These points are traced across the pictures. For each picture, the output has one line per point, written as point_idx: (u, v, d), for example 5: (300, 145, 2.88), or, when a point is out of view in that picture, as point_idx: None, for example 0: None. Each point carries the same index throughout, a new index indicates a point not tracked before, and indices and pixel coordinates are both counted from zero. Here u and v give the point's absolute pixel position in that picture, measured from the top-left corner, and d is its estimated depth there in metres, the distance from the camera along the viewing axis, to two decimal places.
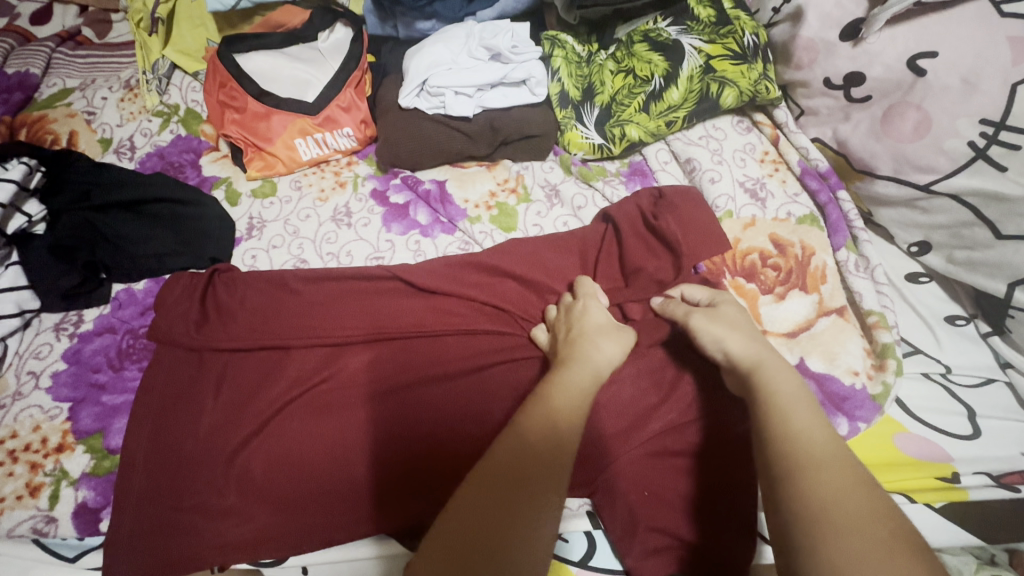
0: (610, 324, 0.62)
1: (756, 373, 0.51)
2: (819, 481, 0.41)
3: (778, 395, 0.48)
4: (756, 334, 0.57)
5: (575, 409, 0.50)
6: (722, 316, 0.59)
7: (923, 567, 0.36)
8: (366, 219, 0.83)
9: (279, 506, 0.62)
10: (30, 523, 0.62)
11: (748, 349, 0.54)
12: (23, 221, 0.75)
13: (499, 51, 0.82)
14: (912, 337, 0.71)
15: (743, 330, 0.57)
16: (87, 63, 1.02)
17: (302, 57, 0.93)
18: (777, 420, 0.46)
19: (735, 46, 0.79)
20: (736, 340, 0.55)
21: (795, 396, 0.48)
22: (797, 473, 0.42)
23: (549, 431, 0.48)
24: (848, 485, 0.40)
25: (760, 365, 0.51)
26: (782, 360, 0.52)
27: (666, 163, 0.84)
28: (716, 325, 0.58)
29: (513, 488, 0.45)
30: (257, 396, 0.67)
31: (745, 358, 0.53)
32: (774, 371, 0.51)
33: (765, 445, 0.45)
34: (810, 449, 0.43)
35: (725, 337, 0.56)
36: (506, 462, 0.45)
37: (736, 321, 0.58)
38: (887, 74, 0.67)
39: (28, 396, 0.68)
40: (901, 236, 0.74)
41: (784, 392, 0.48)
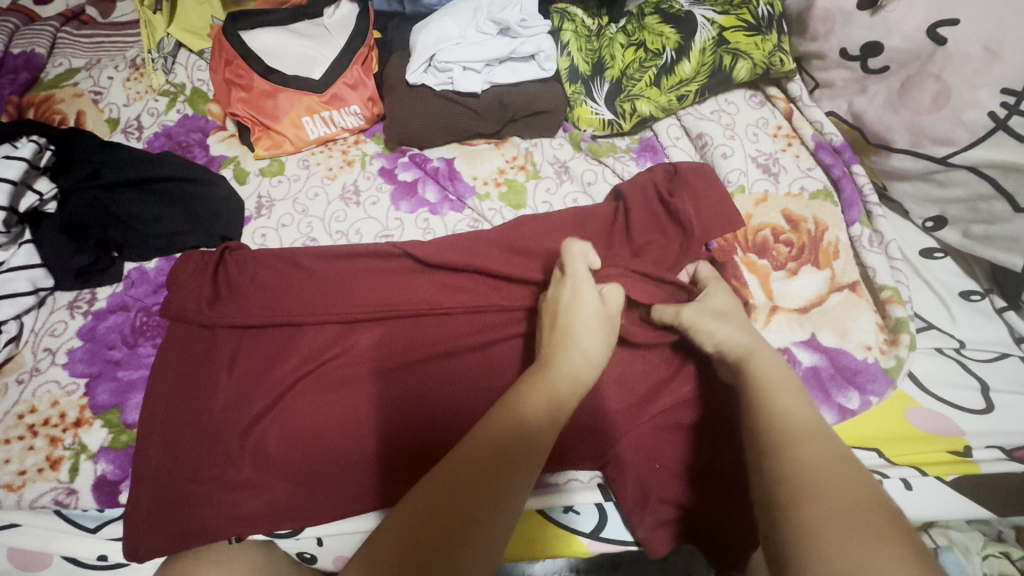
0: (598, 320, 0.56)
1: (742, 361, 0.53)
2: (800, 451, 0.41)
3: (763, 378, 0.49)
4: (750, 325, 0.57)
5: (559, 405, 0.49)
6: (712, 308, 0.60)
7: (893, 528, 0.35)
8: (374, 197, 0.83)
9: (292, 478, 0.63)
10: (52, 495, 0.62)
11: (739, 338, 0.55)
12: (34, 199, 0.74)
13: (508, 25, 0.81)
14: (926, 313, 0.70)
15: (735, 320, 0.58)
16: (92, 42, 1.02)
17: (309, 34, 0.92)
18: (763, 405, 0.46)
19: (749, 17, 0.78)
20: (727, 332, 0.56)
21: (778, 382, 0.48)
22: (780, 449, 0.42)
23: (536, 418, 0.47)
24: (830, 453, 0.40)
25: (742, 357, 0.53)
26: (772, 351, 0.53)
27: (677, 138, 0.82)
28: (706, 318, 0.59)
29: (495, 470, 0.44)
30: (271, 370, 0.67)
31: (733, 347, 0.55)
32: (763, 359, 0.51)
33: (753, 427, 0.45)
34: (789, 424, 0.43)
35: (717, 330, 0.57)
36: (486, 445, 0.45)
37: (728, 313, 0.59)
38: (906, 43, 0.66)
39: (45, 371, 0.69)
40: (915, 211, 0.73)
41: (768, 376, 0.49)
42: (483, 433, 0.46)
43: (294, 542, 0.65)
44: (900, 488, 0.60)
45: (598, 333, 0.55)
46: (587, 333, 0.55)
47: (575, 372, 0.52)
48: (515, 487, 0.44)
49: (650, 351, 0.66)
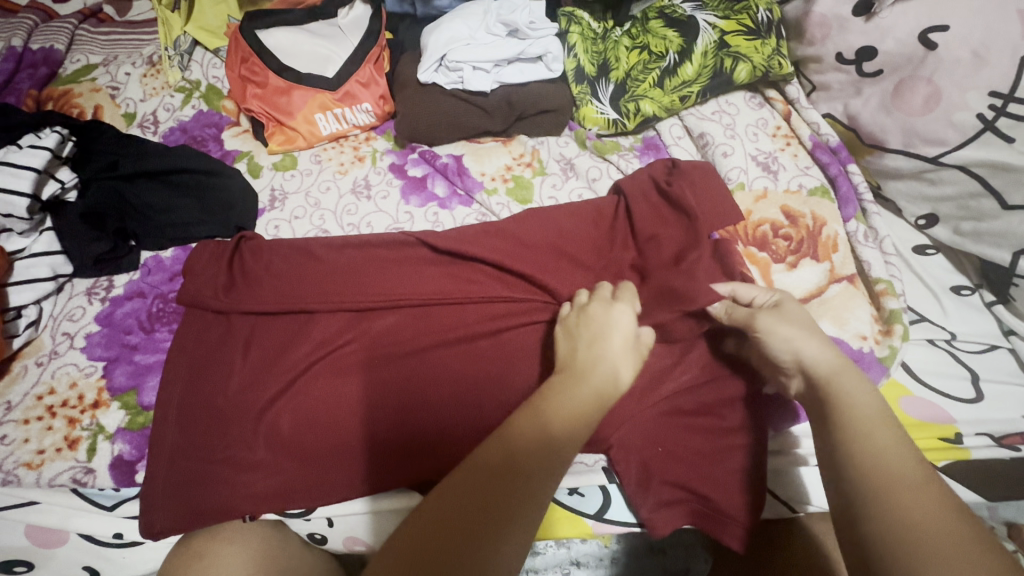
0: (631, 340, 0.56)
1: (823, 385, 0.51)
2: (904, 501, 0.41)
3: (855, 411, 0.48)
4: (828, 337, 0.55)
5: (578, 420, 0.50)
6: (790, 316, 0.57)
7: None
8: (385, 191, 0.85)
9: (304, 460, 0.65)
10: (70, 474, 0.64)
11: (825, 357, 0.53)
12: (56, 187, 0.76)
13: (517, 27, 0.84)
14: (918, 306, 0.73)
15: (820, 335, 0.55)
16: (109, 40, 1.04)
17: (323, 34, 0.95)
18: (854, 438, 0.46)
19: (749, 22, 0.81)
20: (811, 346, 0.53)
21: (867, 410, 0.48)
22: (881, 495, 0.42)
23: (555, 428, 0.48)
24: (937, 506, 0.40)
25: (827, 376, 0.51)
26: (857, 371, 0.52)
27: (679, 138, 0.85)
28: (785, 326, 0.56)
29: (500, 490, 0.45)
30: (284, 356, 0.69)
31: (820, 365, 0.52)
32: (846, 382, 0.50)
33: (846, 463, 0.45)
34: (887, 469, 0.43)
35: (798, 341, 0.54)
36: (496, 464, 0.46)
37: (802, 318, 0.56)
38: (898, 48, 0.69)
39: (64, 355, 0.71)
40: (909, 209, 0.76)
41: (857, 408, 0.48)
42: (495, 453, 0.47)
43: (305, 522, 0.67)
44: None
45: (628, 349, 0.56)
46: (618, 346, 0.55)
47: (602, 386, 0.52)
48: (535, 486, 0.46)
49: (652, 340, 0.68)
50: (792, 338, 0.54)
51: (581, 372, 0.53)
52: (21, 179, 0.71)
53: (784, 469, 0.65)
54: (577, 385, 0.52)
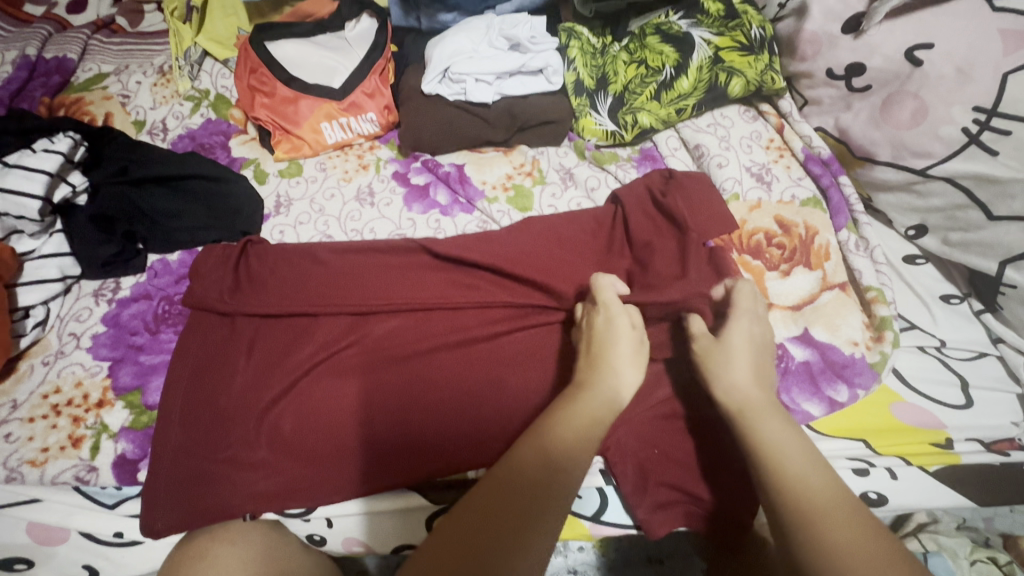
0: (632, 346, 0.61)
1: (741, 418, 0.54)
2: (824, 529, 0.43)
3: (766, 446, 0.50)
4: (750, 369, 0.58)
5: (592, 429, 0.53)
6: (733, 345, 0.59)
7: None
8: (388, 199, 0.87)
9: (306, 459, 0.66)
10: (73, 472, 0.65)
11: (740, 391, 0.56)
12: (67, 190, 0.78)
13: (518, 41, 0.87)
14: (908, 313, 0.74)
15: (751, 366, 0.58)
16: (121, 50, 1.07)
17: (330, 46, 0.97)
18: (771, 472, 0.48)
19: (742, 38, 0.83)
20: (732, 380, 0.56)
21: (780, 441, 0.50)
22: (803, 526, 0.44)
23: (573, 437, 0.51)
24: (858, 532, 0.43)
25: (741, 411, 0.54)
26: (767, 401, 0.54)
27: (676, 149, 0.87)
28: (717, 361, 0.59)
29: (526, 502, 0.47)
30: (288, 357, 0.70)
31: (735, 401, 0.55)
32: (760, 415, 0.53)
33: (771, 496, 0.47)
34: (807, 496, 0.45)
35: (724, 376, 0.57)
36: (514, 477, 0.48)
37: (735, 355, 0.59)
38: (886, 64, 0.72)
39: (70, 354, 0.72)
40: (899, 220, 0.78)
41: (772, 441, 0.50)
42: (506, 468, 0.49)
43: (304, 523, 0.68)
44: (887, 478, 0.62)
45: (629, 355, 0.60)
46: (623, 358, 0.60)
47: (608, 395, 0.56)
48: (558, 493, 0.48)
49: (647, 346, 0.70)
50: (717, 370, 0.58)
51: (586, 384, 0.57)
52: (33, 182, 0.73)
53: None
54: (585, 394, 0.56)
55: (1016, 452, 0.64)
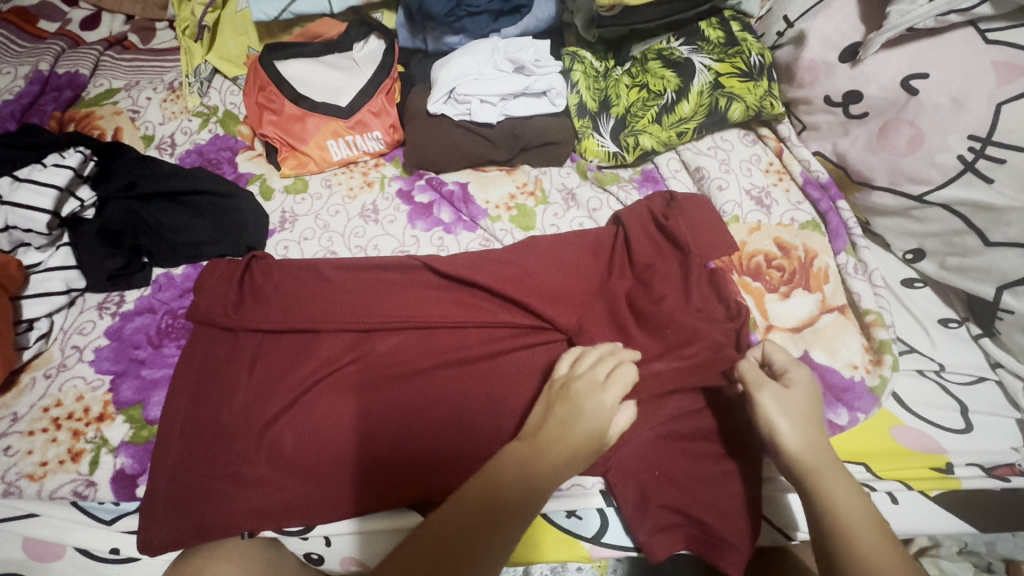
0: (597, 433, 0.55)
1: (806, 473, 0.55)
2: None
3: (838, 508, 0.52)
4: (818, 429, 0.57)
5: (568, 461, 0.54)
6: (791, 403, 0.58)
7: None
8: (392, 216, 0.88)
9: (306, 477, 0.66)
10: (71, 487, 0.64)
11: (810, 448, 0.56)
12: (75, 205, 0.78)
13: (523, 64, 0.89)
14: (907, 337, 0.75)
15: (810, 426, 0.57)
16: (132, 66, 1.08)
17: (338, 66, 1.00)
18: (845, 536, 0.51)
19: (742, 65, 0.84)
20: (798, 437, 0.56)
21: (849, 503, 0.53)
22: None
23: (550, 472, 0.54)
24: None
25: (814, 469, 0.54)
26: (834, 459, 0.56)
27: (677, 171, 0.89)
28: (782, 413, 0.57)
29: (498, 517, 0.52)
30: (289, 374, 0.70)
31: (805, 457, 0.55)
32: (829, 474, 0.54)
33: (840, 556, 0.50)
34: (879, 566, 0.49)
35: (789, 431, 0.56)
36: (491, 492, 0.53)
37: (801, 409, 0.58)
38: (882, 92, 0.73)
39: (73, 367, 0.72)
40: (897, 244, 0.79)
41: (842, 501, 0.53)
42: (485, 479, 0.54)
43: (302, 542, 0.67)
44: (887, 501, 0.62)
45: (600, 442, 0.56)
46: (586, 442, 0.55)
47: (564, 463, 0.54)
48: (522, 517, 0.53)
49: None
50: (787, 420, 0.57)
51: (544, 448, 0.55)
52: (43, 197, 0.73)
53: (776, 496, 0.65)
54: (561, 440, 0.55)
55: (1017, 477, 0.63)
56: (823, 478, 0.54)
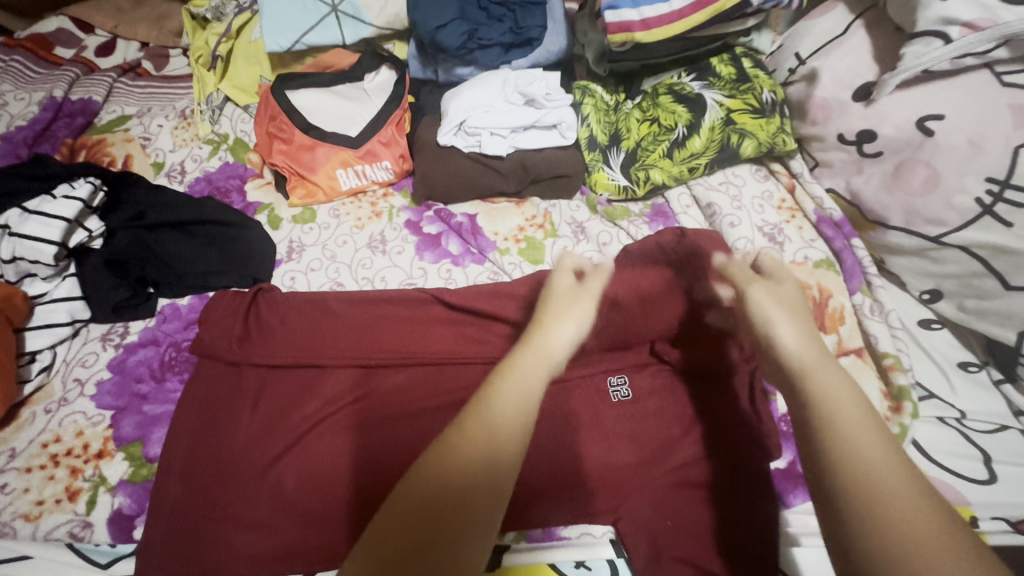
0: (573, 305, 0.53)
1: (797, 369, 0.46)
2: (892, 505, 0.38)
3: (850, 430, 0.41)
4: (812, 327, 0.49)
5: (531, 381, 0.47)
6: (782, 297, 0.51)
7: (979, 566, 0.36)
8: (400, 247, 0.87)
9: (306, 520, 0.63)
10: (68, 527, 0.63)
11: (804, 343, 0.47)
12: (84, 235, 0.77)
13: (534, 97, 0.88)
14: (926, 382, 0.73)
15: (805, 321, 0.49)
16: (144, 93, 1.09)
17: (348, 96, 1.00)
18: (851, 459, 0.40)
19: (754, 101, 0.84)
20: (790, 330, 0.48)
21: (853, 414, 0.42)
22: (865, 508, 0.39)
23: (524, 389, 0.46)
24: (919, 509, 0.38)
25: (807, 366, 0.45)
26: (837, 367, 0.45)
27: (687, 207, 0.88)
28: (769, 304, 0.50)
29: (489, 476, 0.42)
30: (293, 412, 0.69)
31: (798, 354, 0.46)
32: (824, 378, 0.44)
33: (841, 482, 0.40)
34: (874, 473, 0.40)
35: (777, 324, 0.49)
36: (480, 447, 0.43)
37: (791, 305, 0.50)
38: (898, 132, 0.72)
39: (73, 402, 0.71)
40: (913, 283, 0.77)
41: (844, 412, 0.42)
42: (473, 419, 0.44)
43: None
44: None
45: (581, 308, 0.53)
46: (565, 320, 0.52)
47: (544, 356, 0.49)
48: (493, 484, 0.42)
49: (660, 409, 0.69)
50: (773, 312, 0.49)
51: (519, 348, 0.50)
52: (52, 228, 0.73)
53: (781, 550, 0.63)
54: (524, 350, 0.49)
55: None
56: (813, 375, 0.44)
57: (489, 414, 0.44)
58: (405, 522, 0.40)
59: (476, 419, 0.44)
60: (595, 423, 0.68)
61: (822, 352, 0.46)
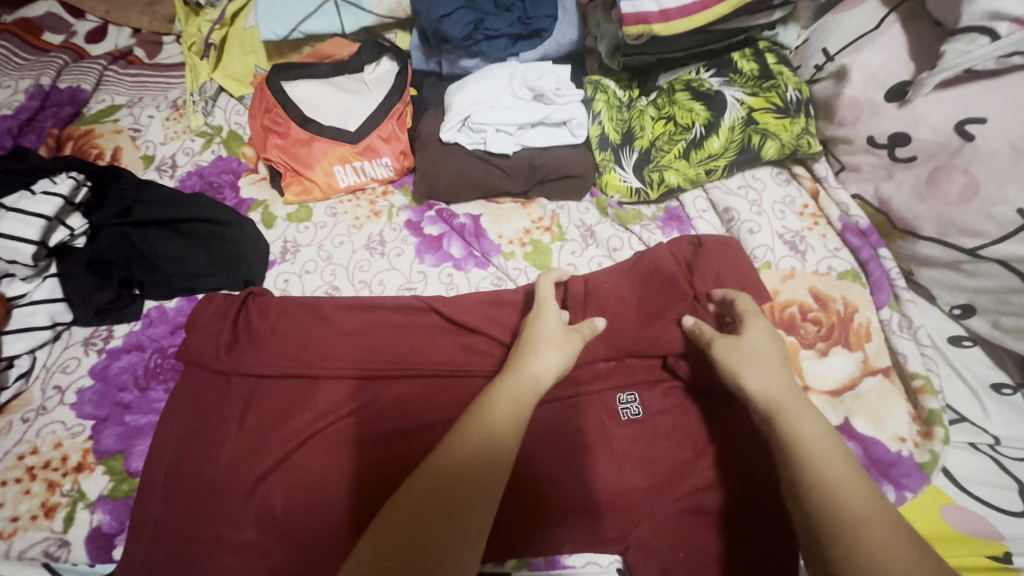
0: (560, 330, 0.61)
1: (770, 413, 0.53)
2: (862, 527, 0.43)
3: (815, 461, 0.48)
4: (779, 368, 0.56)
5: (519, 399, 0.54)
6: (749, 343, 0.58)
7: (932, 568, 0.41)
8: (399, 249, 0.83)
9: (294, 542, 0.60)
10: (42, 546, 0.60)
11: (770, 385, 0.55)
12: (65, 234, 0.73)
13: (542, 92, 0.83)
14: (957, 404, 0.69)
15: (771, 363, 0.56)
16: (136, 81, 1.05)
17: (348, 87, 0.95)
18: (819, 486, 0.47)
19: (778, 100, 0.79)
20: (758, 375, 0.55)
21: (818, 447, 0.49)
22: (838, 529, 0.44)
23: (516, 401, 0.54)
24: (883, 525, 0.44)
25: (773, 406, 0.53)
26: (802, 404, 0.53)
27: (703, 211, 0.83)
28: (741, 351, 0.58)
29: (479, 480, 0.49)
30: (283, 426, 0.65)
31: (765, 394, 0.54)
32: (789, 415, 0.52)
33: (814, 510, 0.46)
34: (844, 499, 0.45)
35: (749, 370, 0.56)
36: (475, 452, 0.50)
37: (760, 350, 0.57)
38: (933, 135, 0.67)
39: (52, 411, 0.67)
40: (943, 297, 0.73)
41: (808, 443, 0.50)
42: (470, 429, 0.51)
43: None
44: None
45: (565, 338, 0.60)
46: (552, 347, 0.59)
47: (531, 378, 0.56)
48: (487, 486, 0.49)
49: (674, 429, 0.65)
50: (745, 359, 0.57)
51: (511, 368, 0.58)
52: (29, 226, 0.69)
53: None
54: (513, 372, 0.57)
55: None
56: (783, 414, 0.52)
57: (484, 424, 0.52)
58: (403, 532, 0.45)
59: (472, 428, 0.51)
60: (603, 446, 0.64)
61: (786, 390, 0.54)
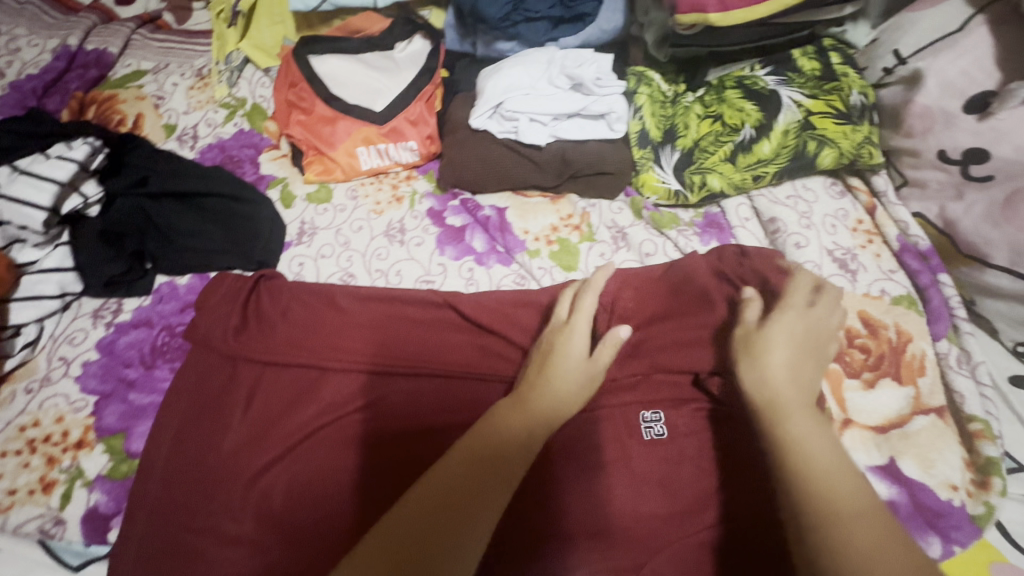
0: (583, 357, 0.57)
1: (771, 408, 0.49)
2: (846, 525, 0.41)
3: (807, 458, 0.45)
4: (798, 367, 0.53)
5: (529, 420, 0.51)
6: (772, 339, 0.54)
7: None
8: (420, 238, 0.79)
9: (291, 542, 0.56)
10: (38, 523, 0.59)
11: (786, 380, 0.51)
12: (78, 201, 0.72)
13: (582, 82, 0.78)
14: (1016, 451, 0.63)
15: (793, 359, 0.53)
16: (162, 47, 1.01)
17: (377, 65, 0.90)
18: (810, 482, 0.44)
19: (840, 105, 0.73)
20: (774, 368, 0.52)
21: (816, 444, 0.46)
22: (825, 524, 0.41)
23: (529, 421, 0.50)
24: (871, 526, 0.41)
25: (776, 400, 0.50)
26: (803, 402, 0.49)
27: (747, 220, 0.77)
28: (763, 345, 0.54)
29: (482, 494, 0.45)
30: (287, 418, 0.62)
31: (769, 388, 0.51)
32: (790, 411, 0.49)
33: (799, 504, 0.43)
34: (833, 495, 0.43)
35: (767, 363, 0.52)
36: (476, 467, 0.46)
37: (774, 343, 0.54)
38: (1018, 154, 0.60)
39: (56, 382, 0.66)
40: (1007, 332, 0.66)
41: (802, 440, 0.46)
42: (477, 442, 0.48)
43: None
44: None
45: (589, 368, 0.57)
46: (574, 372, 0.55)
47: (548, 401, 0.53)
48: (491, 499, 0.45)
49: (700, 453, 0.60)
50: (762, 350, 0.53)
51: (527, 390, 0.54)
52: (41, 192, 0.67)
53: None
54: (535, 393, 0.53)
55: None
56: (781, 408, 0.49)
57: (492, 436, 0.48)
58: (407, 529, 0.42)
59: (478, 442, 0.48)
60: (623, 468, 0.59)
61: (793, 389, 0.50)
